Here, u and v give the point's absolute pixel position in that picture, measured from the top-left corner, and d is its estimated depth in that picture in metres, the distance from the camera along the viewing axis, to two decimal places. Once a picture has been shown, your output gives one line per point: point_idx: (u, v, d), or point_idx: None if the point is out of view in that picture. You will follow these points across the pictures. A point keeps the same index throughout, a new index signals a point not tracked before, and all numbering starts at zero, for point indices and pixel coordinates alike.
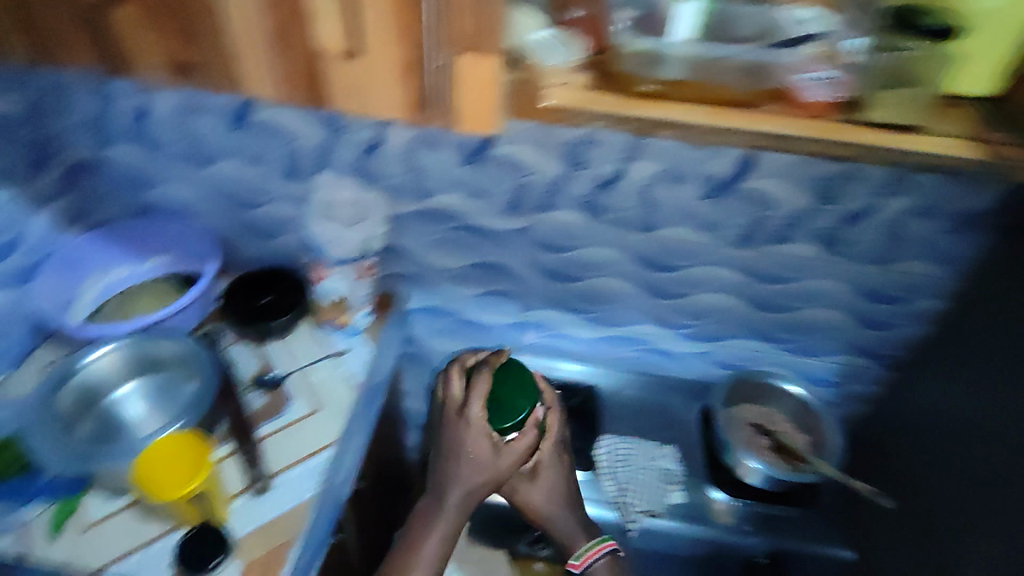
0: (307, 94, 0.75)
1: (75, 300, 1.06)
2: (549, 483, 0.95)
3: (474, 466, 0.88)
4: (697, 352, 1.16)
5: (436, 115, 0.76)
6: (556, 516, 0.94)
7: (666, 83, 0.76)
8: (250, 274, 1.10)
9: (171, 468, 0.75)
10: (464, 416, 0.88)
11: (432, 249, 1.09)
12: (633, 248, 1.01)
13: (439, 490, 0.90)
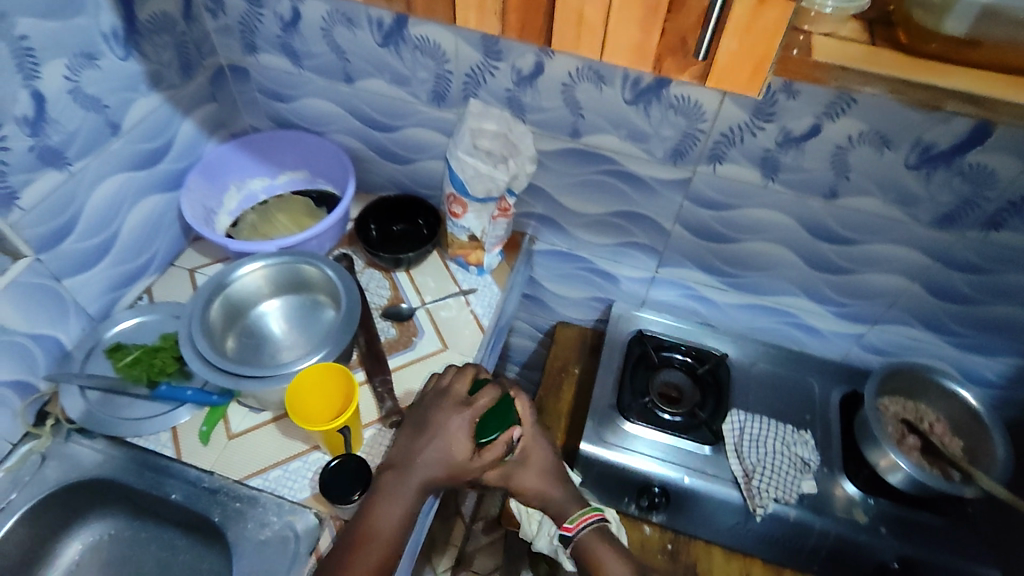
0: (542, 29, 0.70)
1: (217, 212, 1.06)
2: (543, 466, 0.87)
3: (438, 449, 0.76)
4: (849, 333, 1.06)
5: (668, 54, 0.67)
6: (551, 494, 0.87)
7: (960, 41, 0.66)
8: (380, 202, 1.06)
9: (318, 394, 0.80)
10: (445, 414, 0.78)
11: (571, 194, 1.01)
12: (806, 216, 0.90)
13: (406, 460, 0.76)
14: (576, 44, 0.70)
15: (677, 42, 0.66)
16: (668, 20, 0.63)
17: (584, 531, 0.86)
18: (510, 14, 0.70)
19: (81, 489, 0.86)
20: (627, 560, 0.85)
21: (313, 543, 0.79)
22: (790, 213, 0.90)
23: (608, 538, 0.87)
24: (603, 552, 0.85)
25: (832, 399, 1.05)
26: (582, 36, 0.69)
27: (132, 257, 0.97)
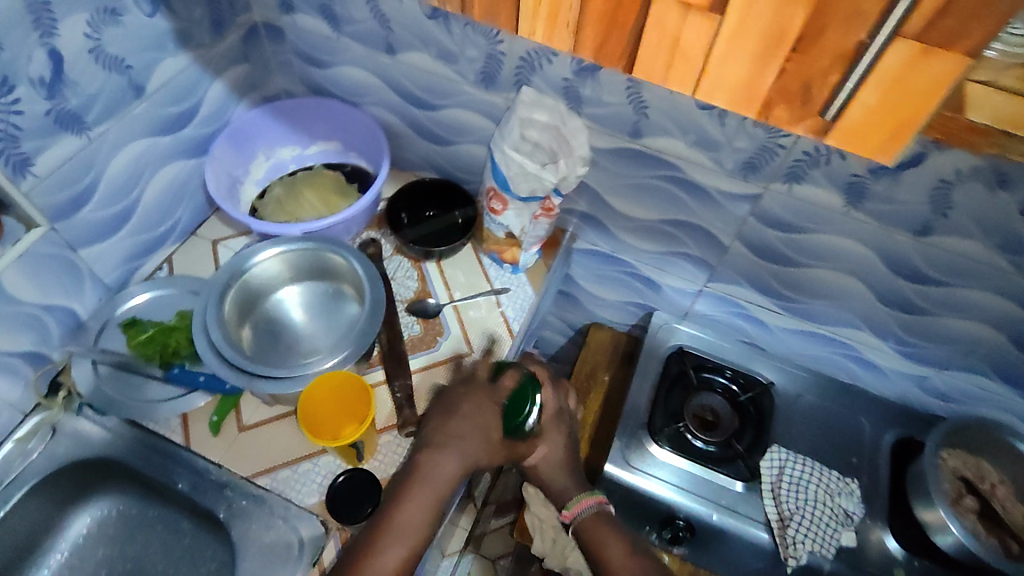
0: (620, 51, 0.44)
1: (244, 181, 1.01)
2: (550, 457, 0.82)
3: (471, 414, 0.74)
4: (912, 374, 0.96)
5: (782, 101, 0.41)
6: (556, 482, 0.82)
7: None
8: (413, 186, 1.00)
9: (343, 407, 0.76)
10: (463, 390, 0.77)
11: (622, 196, 0.92)
12: (887, 251, 0.80)
13: (443, 423, 0.74)
14: (654, 71, 0.44)
15: (797, 91, 0.40)
16: (790, 60, 0.38)
17: (584, 515, 0.80)
18: (581, 33, 0.44)
19: (90, 464, 0.84)
20: (633, 552, 0.78)
21: (316, 553, 0.76)
22: (869, 244, 0.80)
23: (614, 526, 0.80)
24: (608, 541, 0.78)
25: (883, 442, 0.97)
26: (668, 68, 0.43)
27: (155, 225, 0.92)
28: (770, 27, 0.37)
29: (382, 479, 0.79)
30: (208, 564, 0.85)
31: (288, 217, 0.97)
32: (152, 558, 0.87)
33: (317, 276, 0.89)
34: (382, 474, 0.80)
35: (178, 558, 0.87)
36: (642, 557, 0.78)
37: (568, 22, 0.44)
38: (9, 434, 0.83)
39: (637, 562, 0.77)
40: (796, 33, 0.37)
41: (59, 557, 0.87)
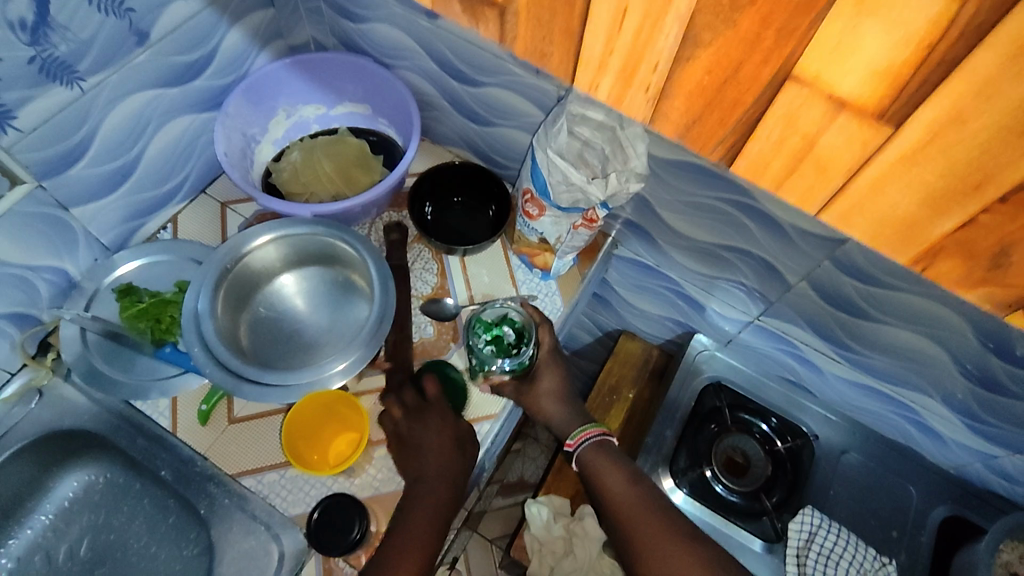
0: (727, 129, 0.48)
1: (260, 140, 0.91)
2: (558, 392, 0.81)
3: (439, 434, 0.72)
4: (978, 450, 0.83)
5: (953, 249, 0.47)
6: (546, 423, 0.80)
7: None
8: (440, 170, 0.87)
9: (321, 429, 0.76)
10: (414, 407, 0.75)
11: (676, 212, 0.80)
12: (986, 326, 0.67)
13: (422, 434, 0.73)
14: (779, 165, 0.49)
15: (984, 256, 0.47)
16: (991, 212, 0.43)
17: (584, 446, 0.77)
18: (670, 97, 0.48)
19: (75, 435, 0.80)
20: (628, 477, 0.74)
21: (297, 567, 0.71)
22: (963, 313, 0.67)
23: (613, 455, 0.76)
24: (607, 471, 0.75)
25: (930, 518, 0.87)
26: (799, 165, 0.47)
27: (159, 183, 0.85)
28: (976, 174, 0.41)
29: (370, 497, 0.73)
30: (189, 551, 0.81)
31: (302, 190, 0.88)
32: (133, 534, 0.84)
33: (325, 261, 0.80)
34: (373, 491, 0.74)
35: (160, 537, 0.83)
36: (638, 483, 0.74)
37: (654, 81, 0.47)
38: None
39: (632, 486, 0.73)
40: (1002, 186, 0.41)
41: (44, 520, 0.83)
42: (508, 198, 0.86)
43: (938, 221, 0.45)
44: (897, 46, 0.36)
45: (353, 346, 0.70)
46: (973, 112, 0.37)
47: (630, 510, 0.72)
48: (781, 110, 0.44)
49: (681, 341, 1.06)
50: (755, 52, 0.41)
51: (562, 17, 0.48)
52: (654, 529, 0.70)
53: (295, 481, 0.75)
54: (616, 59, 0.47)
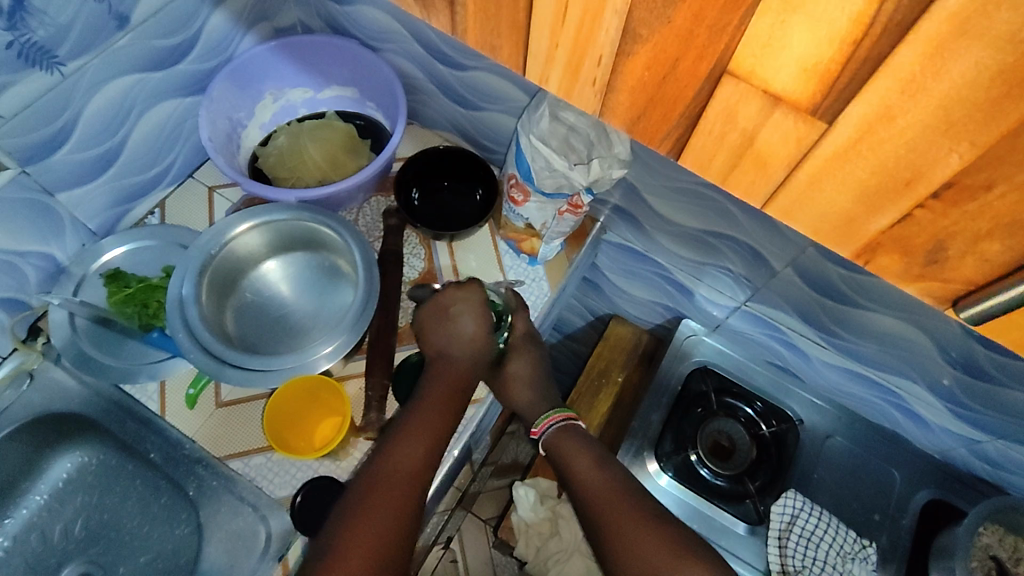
0: (660, 128, 0.34)
1: (247, 123, 0.91)
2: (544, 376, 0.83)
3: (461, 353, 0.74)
4: (962, 436, 0.84)
5: (893, 249, 0.33)
6: (529, 403, 0.82)
7: None
8: (422, 155, 0.86)
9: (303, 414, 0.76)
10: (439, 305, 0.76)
11: (663, 198, 0.80)
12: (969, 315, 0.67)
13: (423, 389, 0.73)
14: (711, 163, 0.34)
15: (923, 247, 0.32)
16: (923, 209, 0.30)
17: (550, 432, 0.78)
18: (611, 92, 0.34)
19: (65, 419, 0.81)
20: (593, 459, 0.74)
21: (282, 549, 0.72)
22: None
23: (579, 438, 0.77)
24: (572, 454, 0.75)
25: (913, 502, 0.88)
26: (733, 169, 0.34)
27: (145, 168, 0.85)
28: (915, 165, 0.28)
29: None
30: (181, 530, 0.83)
31: (289, 174, 0.88)
32: (127, 514, 0.86)
33: (309, 248, 0.80)
34: None
35: (152, 516, 0.85)
36: (606, 467, 0.73)
37: (593, 78, 0.34)
38: None
39: (600, 471, 0.73)
40: (941, 181, 0.28)
41: (39, 500, 0.85)
42: (494, 181, 0.86)
43: (872, 218, 0.32)
44: (824, 43, 0.27)
45: (336, 331, 0.71)
46: (934, 79, 0.25)
47: (598, 493, 0.71)
48: (714, 108, 0.31)
49: (670, 326, 1.06)
50: (689, 47, 0.30)
51: (508, 6, 0.34)
52: (621, 514, 0.69)
53: (282, 464, 0.76)
54: (560, 44, 0.33)
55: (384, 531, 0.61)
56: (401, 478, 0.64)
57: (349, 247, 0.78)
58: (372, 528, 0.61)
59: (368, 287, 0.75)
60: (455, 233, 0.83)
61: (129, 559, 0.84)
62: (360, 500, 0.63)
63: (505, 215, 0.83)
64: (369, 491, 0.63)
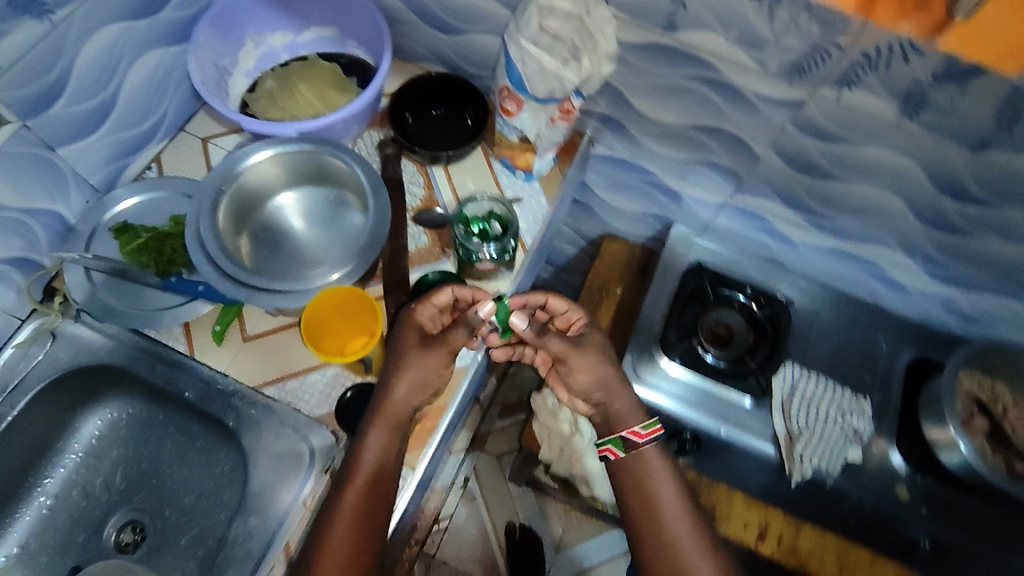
0: None
1: (232, 71, 0.92)
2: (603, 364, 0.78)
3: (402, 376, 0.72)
4: (936, 294, 0.94)
5: None
6: None
7: None
8: (418, 81, 0.90)
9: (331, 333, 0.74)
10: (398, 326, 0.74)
11: (648, 97, 0.84)
12: (936, 165, 0.74)
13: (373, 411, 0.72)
14: None
15: None
16: None
17: (649, 446, 0.76)
18: None
19: (93, 371, 0.83)
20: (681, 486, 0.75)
21: (327, 462, 0.76)
22: (916, 157, 0.74)
23: (671, 464, 0.76)
24: (659, 471, 0.75)
25: (898, 363, 0.95)
26: None
27: (137, 122, 0.85)
28: None
29: None
30: (220, 468, 0.86)
31: (281, 114, 0.89)
32: (165, 460, 0.88)
33: (315, 179, 0.82)
34: None
35: (190, 459, 0.87)
36: (683, 489, 0.75)
37: None
38: (10, 341, 0.81)
39: (678, 493, 0.74)
40: None
41: (75, 458, 0.87)
42: (484, 102, 0.89)
43: None
44: None
45: (355, 249, 0.73)
46: None
47: (675, 510, 0.73)
48: None
49: (661, 235, 1.12)
50: None
51: None
52: (690, 530, 0.72)
53: (316, 385, 0.79)
54: None
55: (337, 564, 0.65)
56: (344, 511, 0.66)
57: (353, 174, 0.80)
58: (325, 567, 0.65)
59: (380, 209, 0.77)
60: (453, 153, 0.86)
61: (173, 502, 0.87)
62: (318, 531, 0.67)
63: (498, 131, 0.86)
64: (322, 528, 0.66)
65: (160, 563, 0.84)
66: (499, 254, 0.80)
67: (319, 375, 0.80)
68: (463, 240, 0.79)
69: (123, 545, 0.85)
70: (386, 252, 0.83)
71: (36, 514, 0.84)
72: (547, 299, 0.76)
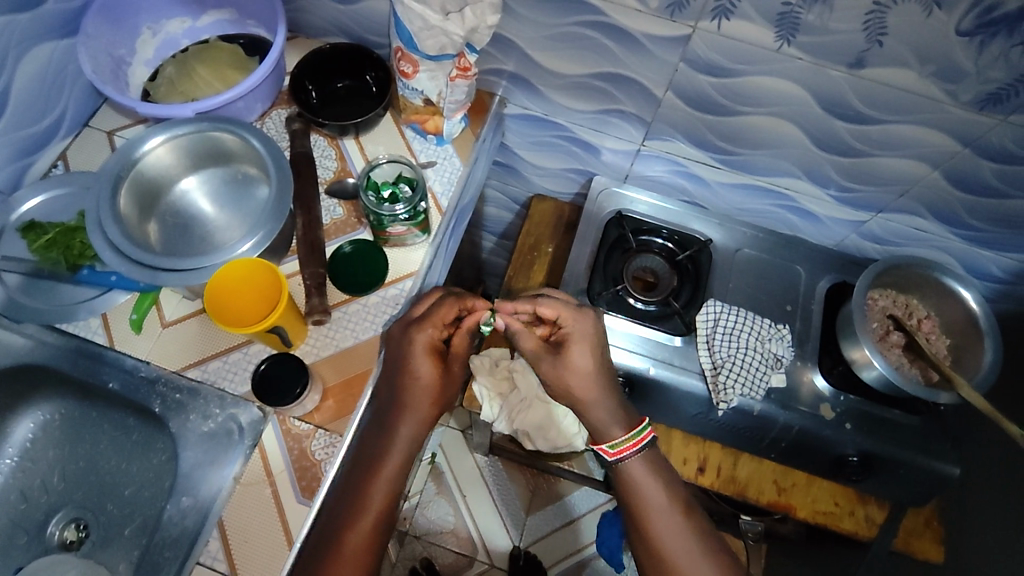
0: None
1: (131, 61, 0.90)
2: (583, 368, 0.78)
3: (428, 387, 0.75)
4: (849, 220, 0.97)
5: None
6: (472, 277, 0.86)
7: None
8: (316, 53, 0.89)
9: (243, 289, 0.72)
10: (411, 339, 0.75)
11: (547, 49, 0.85)
12: (822, 88, 0.76)
13: (388, 419, 0.75)
14: None
15: None
16: None
17: (629, 459, 0.78)
18: None
19: (15, 373, 0.82)
20: (670, 492, 0.78)
21: (256, 436, 0.76)
22: (801, 82, 0.76)
23: (657, 470, 0.79)
24: (645, 483, 0.77)
25: (818, 290, 0.98)
26: None
27: (34, 118, 0.84)
28: None
29: (314, 361, 0.79)
30: (157, 458, 0.85)
31: (183, 98, 0.89)
32: (103, 455, 0.88)
33: (218, 159, 0.82)
34: (315, 356, 0.80)
35: (128, 452, 0.87)
36: (672, 495, 0.78)
37: None
38: None
39: (667, 501, 0.77)
40: None
41: (9, 462, 0.86)
42: (385, 66, 0.90)
43: None
44: None
45: (259, 222, 0.74)
46: None
47: (664, 515, 0.76)
48: None
49: (587, 190, 1.14)
50: None
51: None
52: (678, 537, 0.75)
53: (240, 363, 0.80)
54: None
55: (370, 525, 0.70)
56: (373, 505, 0.70)
57: (256, 146, 0.80)
58: (359, 526, 0.69)
59: (282, 177, 0.78)
60: (361, 122, 0.87)
61: (115, 495, 0.87)
62: (345, 519, 0.70)
63: (404, 97, 0.87)
64: (348, 515, 0.70)
65: (107, 555, 0.84)
66: (409, 215, 0.80)
67: (240, 353, 0.80)
68: (373, 206, 0.79)
69: (68, 543, 0.85)
70: (297, 227, 0.84)
71: None
72: (539, 306, 0.79)
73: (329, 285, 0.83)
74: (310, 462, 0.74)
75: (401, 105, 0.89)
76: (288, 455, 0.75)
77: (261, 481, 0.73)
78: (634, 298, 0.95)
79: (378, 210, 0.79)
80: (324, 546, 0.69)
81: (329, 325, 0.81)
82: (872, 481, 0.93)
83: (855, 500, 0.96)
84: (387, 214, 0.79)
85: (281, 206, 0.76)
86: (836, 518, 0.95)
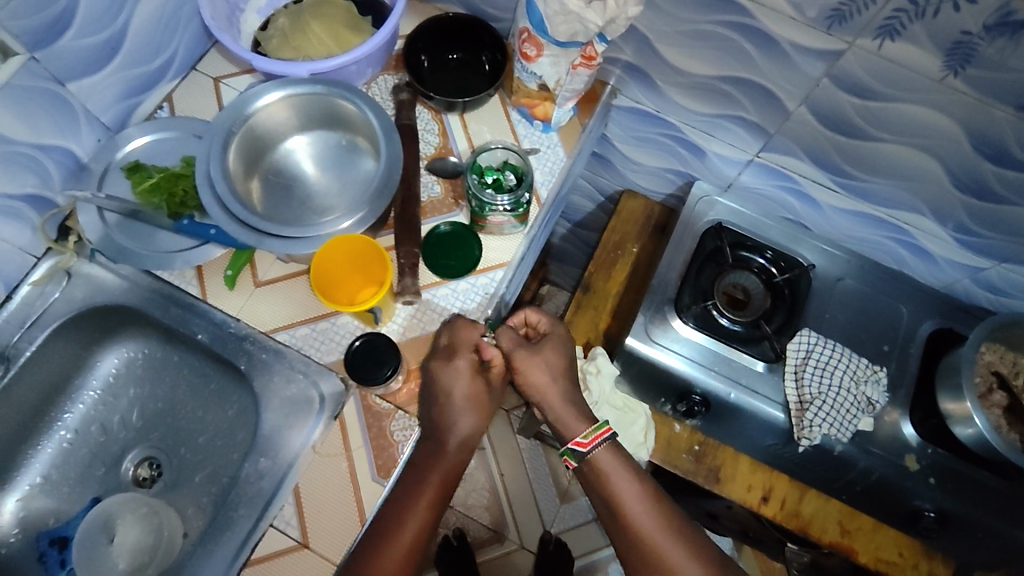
0: None
1: (244, 7, 0.88)
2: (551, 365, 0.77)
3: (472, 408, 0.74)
4: (967, 265, 0.90)
5: None
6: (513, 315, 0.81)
7: None
8: (435, 21, 0.86)
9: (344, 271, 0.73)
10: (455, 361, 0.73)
11: (677, 45, 0.80)
12: (980, 126, 0.70)
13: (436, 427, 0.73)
14: None
15: None
16: None
17: (598, 449, 0.76)
18: None
19: (109, 311, 0.83)
20: (641, 479, 0.76)
21: (337, 408, 0.76)
22: (957, 117, 0.70)
23: (626, 460, 0.77)
24: (617, 472, 0.75)
25: (919, 333, 0.93)
26: None
27: (147, 58, 0.83)
28: None
29: (400, 341, 0.79)
30: (232, 411, 0.86)
31: (294, 53, 0.86)
32: (181, 400, 0.89)
33: (329, 124, 0.81)
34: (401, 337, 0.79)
35: (204, 402, 0.89)
36: (643, 482, 0.76)
37: None
38: (24, 278, 0.81)
39: (639, 490, 0.75)
40: None
41: (92, 395, 0.89)
42: (503, 44, 0.85)
43: None
44: None
45: (365, 197, 0.72)
46: None
47: (637, 505, 0.74)
48: None
49: (682, 193, 1.09)
50: None
51: None
52: (656, 524, 0.74)
53: (328, 333, 0.79)
54: None
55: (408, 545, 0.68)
56: (425, 497, 0.69)
57: (370, 116, 0.77)
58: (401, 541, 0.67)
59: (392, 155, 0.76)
60: (470, 99, 0.83)
61: (188, 441, 0.89)
62: (387, 528, 0.68)
63: (518, 79, 0.83)
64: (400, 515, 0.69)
65: (176, 497, 0.86)
66: (512, 206, 0.77)
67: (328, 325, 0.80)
68: (477, 191, 0.76)
69: (140, 479, 0.87)
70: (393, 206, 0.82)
71: (57, 447, 0.86)
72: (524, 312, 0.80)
73: (421, 265, 0.81)
74: (388, 441, 0.74)
75: (514, 86, 0.85)
76: (367, 432, 0.75)
77: (339, 454, 0.74)
78: (723, 317, 0.91)
79: (480, 196, 0.77)
80: (374, 538, 0.68)
81: (419, 309, 0.80)
82: (946, 537, 0.90)
83: (920, 553, 0.93)
84: (489, 202, 0.76)
85: (388, 184, 0.74)
86: (898, 569, 0.92)
